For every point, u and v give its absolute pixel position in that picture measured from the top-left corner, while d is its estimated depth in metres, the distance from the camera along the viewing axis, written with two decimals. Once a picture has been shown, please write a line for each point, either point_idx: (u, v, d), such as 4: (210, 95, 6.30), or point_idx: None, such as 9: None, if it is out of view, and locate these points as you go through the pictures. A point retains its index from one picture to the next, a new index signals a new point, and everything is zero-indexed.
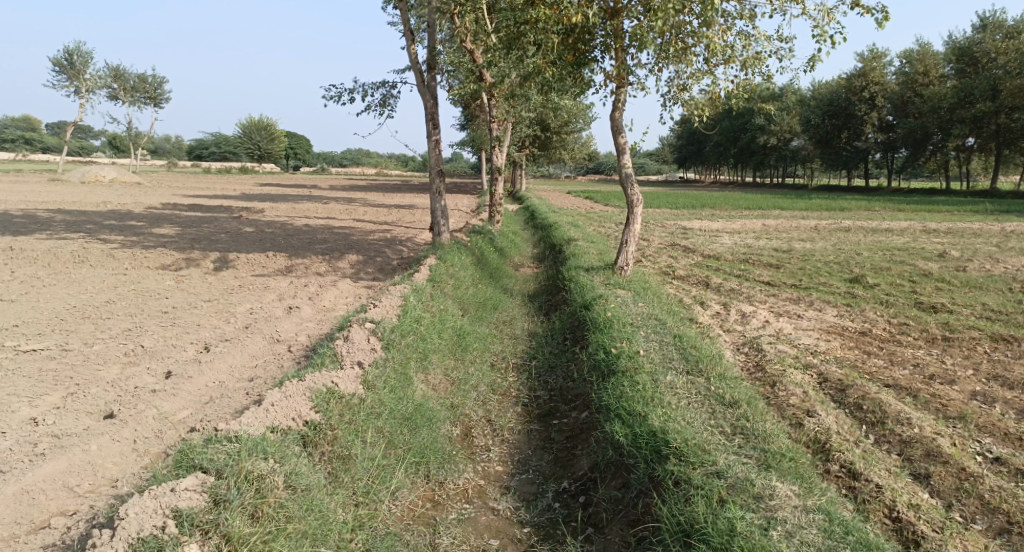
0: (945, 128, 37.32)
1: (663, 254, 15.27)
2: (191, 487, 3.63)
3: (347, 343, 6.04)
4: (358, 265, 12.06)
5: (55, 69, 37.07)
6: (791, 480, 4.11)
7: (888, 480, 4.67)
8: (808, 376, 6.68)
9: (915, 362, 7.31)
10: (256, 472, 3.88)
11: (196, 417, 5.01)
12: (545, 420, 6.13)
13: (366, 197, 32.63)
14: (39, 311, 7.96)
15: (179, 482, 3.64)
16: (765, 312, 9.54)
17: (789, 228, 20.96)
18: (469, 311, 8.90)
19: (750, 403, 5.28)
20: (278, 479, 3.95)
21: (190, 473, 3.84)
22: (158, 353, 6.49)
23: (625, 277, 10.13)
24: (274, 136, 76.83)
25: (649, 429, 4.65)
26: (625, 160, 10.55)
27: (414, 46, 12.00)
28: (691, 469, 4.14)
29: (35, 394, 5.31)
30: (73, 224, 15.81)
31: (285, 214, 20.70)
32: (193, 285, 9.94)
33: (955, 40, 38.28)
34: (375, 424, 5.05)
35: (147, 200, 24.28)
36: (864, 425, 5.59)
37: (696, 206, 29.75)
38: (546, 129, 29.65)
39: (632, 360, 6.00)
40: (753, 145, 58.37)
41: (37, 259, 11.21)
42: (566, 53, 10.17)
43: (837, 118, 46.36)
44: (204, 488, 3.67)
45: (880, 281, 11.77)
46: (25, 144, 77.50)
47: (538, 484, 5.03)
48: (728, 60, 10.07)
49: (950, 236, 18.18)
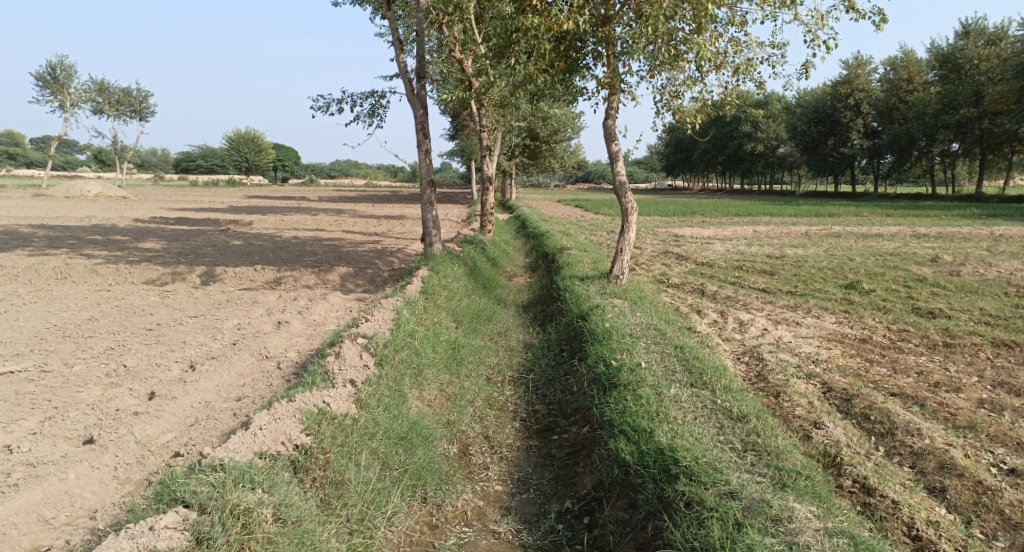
0: (930, 133, 37.63)
1: (657, 262, 15.14)
2: (171, 524, 3.41)
3: (338, 359, 5.81)
4: (348, 277, 11.84)
5: (39, 83, 36.60)
6: (809, 501, 3.94)
7: (904, 495, 4.52)
8: (811, 385, 6.52)
9: (919, 369, 7.17)
10: (243, 505, 3.64)
11: (180, 441, 4.78)
12: (544, 436, 5.93)
13: (355, 208, 32.41)
14: (18, 330, 7.67)
15: (159, 519, 3.42)
16: (763, 320, 9.40)
17: (781, 234, 20.95)
18: (462, 324, 8.69)
19: (758, 416, 5.11)
20: (268, 511, 3.72)
21: (173, 507, 3.61)
22: (142, 373, 6.24)
23: (620, 287, 9.95)
24: (262, 148, 76.46)
25: (657, 446, 4.46)
26: (619, 168, 10.41)
27: (403, 56, 11.83)
28: (703, 490, 3.96)
29: (10, 420, 5.05)
30: (56, 239, 15.49)
31: (273, 226, 20.44)
32: (178, 300, 9.68)
33: (938, 47, 38.70)
34: (369, 445, 4.83)
35: (133, 213, 23.94)
36: (874, 436, 5.43)
37: (686, 213, 29.75)
38: (535, 137, 29.55)
39: (634, 373, 5.81)
40: (740, 152, 58.65)
41: (18, 276, 10.90)
42: (557, 60, 10.00)
43: (824, 124, 46.67)
44: (187, 526, 3.45)
45: (875, 286, 11.68)
46: (9, 159, 76.76)
47: (540, 504, 4.83)
48: (720, 66, 9.97)
49: (940, 241, 18.20)
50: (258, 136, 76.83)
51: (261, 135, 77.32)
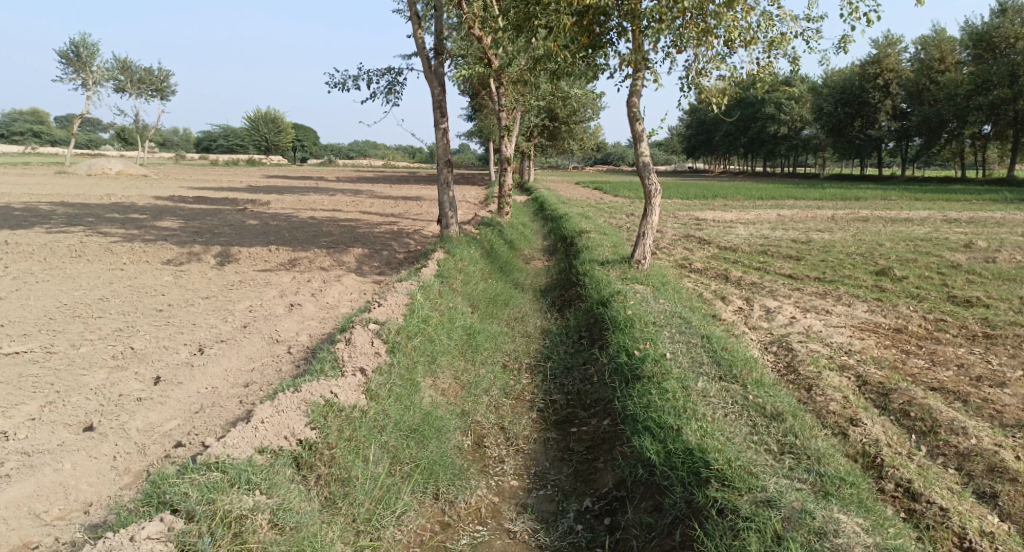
0: (961, 115, 36.37)
1: (678, 246, 14.71)
2: (154, 535, 3.16)
3: (349, 346, 5.56)
4: (363, 259, 11.61)
5: (61, 62, 36.51)
6: (855, 511, 3.65)
7: (953, 501, 4.20)
8: (845, 378, 6.16)
9: (959, 362, 6.76)
10: (235, 512, 3.39)
11: (184, 429, 4.58)
12: (562, 429, 5.66)
13: (372, 188, 32.20)
14: (28, 309, 7.53)
15: (141, 528, 3.18)
16: (791, 308, 9.01)
17: (806, 217, 20.33)
18: (479, 309, 8.42)
19: (795, 415, 4.76)
20: (263, 517, 3.48)
21: (161, 511, 3.38)
22: (149, 356, 6.06)
23: (642, 272, 9.58)
24: (281, 128, 76.49)
25: (685, 446, 4.18)
26: (643, 148, 9.97)
27: (420, 32, 11.45)
28: (737, 496, 3.68)
29: (11, 404, 4.88)
30: (74, 216, 15.41)
31: (291, 206, 20.27)
32: (191, 281, 9.51)
33: (973, 26, 37.22)
34: (379, 439, 4.58)
35: (152, 192, 23.94)
36: (914, 435, 5.09)
37: (707, 196, 29.05)
38: (555, 118, 28.99)
39: (658, 364, 5.49)
40: (763, 135, 57.32)
41: (34, 254, 10.79)
42: (580, 35, 9.53)
43: (851, 106, 45.21)
44: (171, 537, 3.20)
45: (908, 273, 11.17)
46: (34, 137, 77.45)
47: (558, 502, 4.57)
48: (751, 41, 9.48)
49: (972, 225, 17.53)
50: (278, 116, 76.78)
51: (281, 115, 77.24)
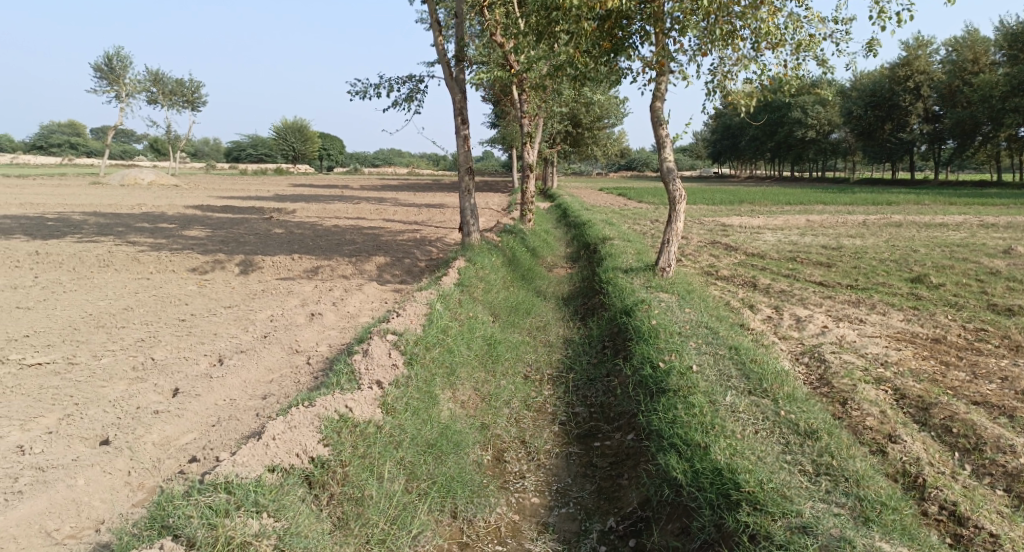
0: (997, 118, 35.34)
1: (704, 253, 14.42)
2: None
3: (365, 358, 5.47)
4: (384, 267, 11.57)
5: (95, 75, 37.51)
6: (898, 539, 3.43)
7: (1003, 527, 3.93)
8: (882, 392, 5.87)
9: (1003, 375, 6.40)
10: (241, 538, 3.29)
11: (199, 443, 4.52)
12: (585, 443, 5.48)
13: (397, 197, 32.38)
14: (54, 320, 7.59)
15: None
16: (822, 317, 8.70)
17: (836, 223, 19.86)
18: (500, 317, 8.28)
19: (831, 433, 4.52)
20: (269, 543, 3.37)
21: (165, 536, 3.29)
22: (168, 367, 6.03)
23: (667, 280, 9.34)
24: (307, 138, 77.50)
25: (713, 466, 3.99)
26: (667, 154, 9.76)
27: (441, 39, 11.39)
28: (771, 521, 3.50)
29: (29, 417, 4.86)
30: (105, 226, 15.66)
31: (315, 214, 20.41)
32: (215, 290, 9.54)
33: (1008, 26, 36.19)
34: (394, 455, 4.46)
35: (181, 201, 24.36)
36: (957, 453, 4.80)
37: (734, 202, 28.58)
38: (578, 124, 28.86)
39: (684, 377, 5.28)
40: (791, 139, 56.39)
41: (63, 264, 10.94)
42: (602, 39, 9.37)
43: (881, 109, 44.22)
44: None
45: (944, 280, 10.76)
46: (71, 148, 79.68)
47: (581, 521, 4.40)
48: (778, 44, 9.23)
49: (1010, 230, 16.91)
50: (304, 126, 77.78)
51: (307, 124, 78.27)
